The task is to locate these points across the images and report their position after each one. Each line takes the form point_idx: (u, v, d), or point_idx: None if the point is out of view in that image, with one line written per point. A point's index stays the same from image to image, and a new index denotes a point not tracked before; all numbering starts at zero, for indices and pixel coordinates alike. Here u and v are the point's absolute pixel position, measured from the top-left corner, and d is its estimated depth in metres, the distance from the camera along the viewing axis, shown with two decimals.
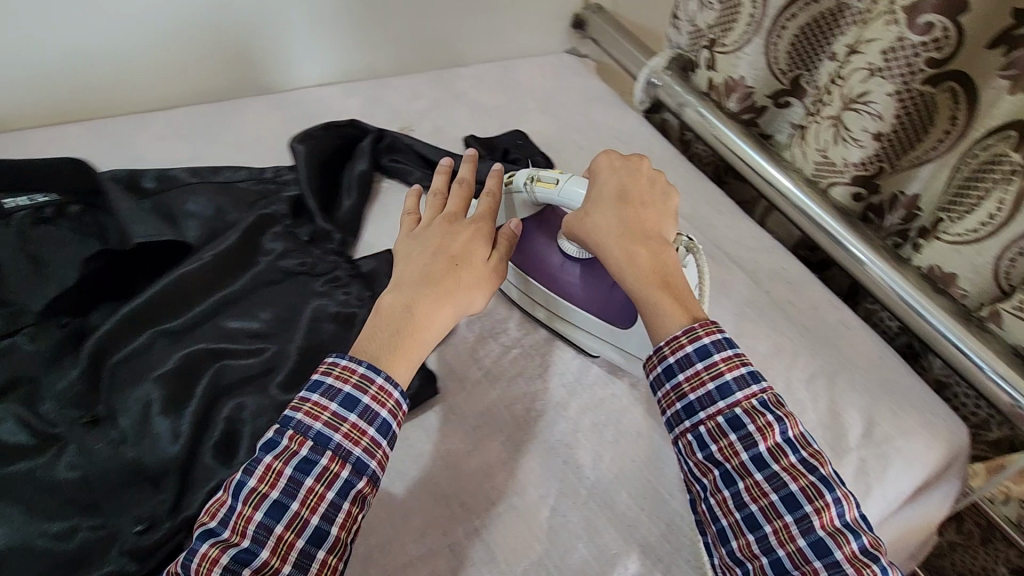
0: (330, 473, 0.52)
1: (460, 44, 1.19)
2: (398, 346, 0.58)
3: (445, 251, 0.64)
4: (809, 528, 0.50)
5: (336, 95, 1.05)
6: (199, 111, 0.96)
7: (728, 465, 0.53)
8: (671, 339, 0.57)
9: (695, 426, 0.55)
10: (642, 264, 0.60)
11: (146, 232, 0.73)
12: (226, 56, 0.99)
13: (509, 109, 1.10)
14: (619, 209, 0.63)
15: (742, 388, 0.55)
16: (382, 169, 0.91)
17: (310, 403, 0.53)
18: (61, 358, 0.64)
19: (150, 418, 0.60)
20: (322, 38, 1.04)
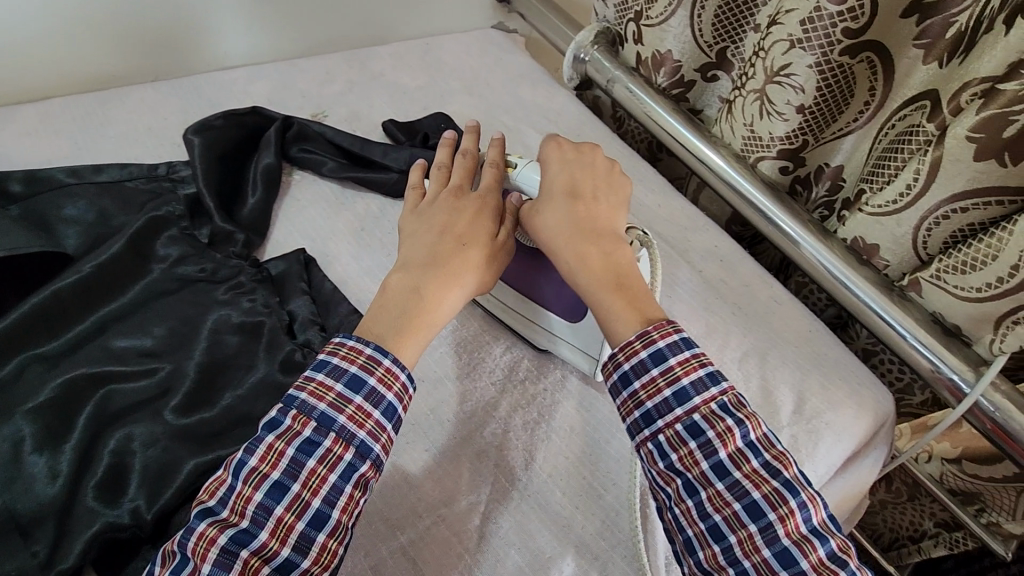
0: (333, 456, 0.48)
1: (376, 21, 1.11)
2: (406, 331, 0.54)
3: (452, 229, 0.60)
4: (774, 537, 0.47)
5: (239, 80, 0.96)
6: (78, 103, 0.86)
7: (689, 475, 0.50)
8: (625, 345, 0.53)
9: (655, 435, 0.51)
10: (593, 266, 0.57)
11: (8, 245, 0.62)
12: (107, 39, 0.88)
13: (432, 90, 1.04)
14: (568, 206, 0.60)
15: (700, 392, 0.51)
16: (292, 160, 0.84)
17: (314, 383, 0.49)
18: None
19: (22, 457, 0.53)
20: (219, 17, 0.95)
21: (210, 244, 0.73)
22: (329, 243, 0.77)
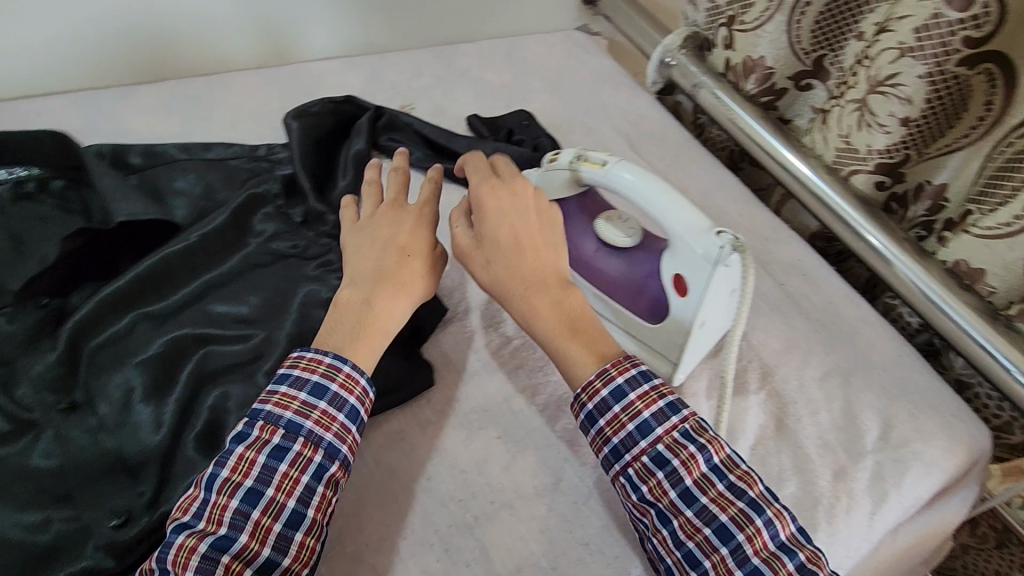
0: (302, 459, 0.51)
1: (465, 20, 1.14)
2: (359, 339, 0.56)
3: (394, 242, 0.60)
4: (744, 558, 0.49)
5: (333, 71, 1.01)
6: (191, 85, 0.93)
7: (659, 504, 0.52)
8: (586, 386, 0.55)
9: (624, 468, 0.53)
10: (546, 302, 0.57)
11: (128, 210, 0.69)
12: (221, 28, 0.95)
13: (514, 88, 1.06)
14: (511, 255, 0.58)
15: (662, 423, 0.53)
16: (380, 148, 0.87)
17: (278, 393, 0.52)
18: (40, 339, 0.61)
19: (131, 406, 0.57)
20: (321, 10, 1.00)
21: (302, 223, 0.76)
22: None
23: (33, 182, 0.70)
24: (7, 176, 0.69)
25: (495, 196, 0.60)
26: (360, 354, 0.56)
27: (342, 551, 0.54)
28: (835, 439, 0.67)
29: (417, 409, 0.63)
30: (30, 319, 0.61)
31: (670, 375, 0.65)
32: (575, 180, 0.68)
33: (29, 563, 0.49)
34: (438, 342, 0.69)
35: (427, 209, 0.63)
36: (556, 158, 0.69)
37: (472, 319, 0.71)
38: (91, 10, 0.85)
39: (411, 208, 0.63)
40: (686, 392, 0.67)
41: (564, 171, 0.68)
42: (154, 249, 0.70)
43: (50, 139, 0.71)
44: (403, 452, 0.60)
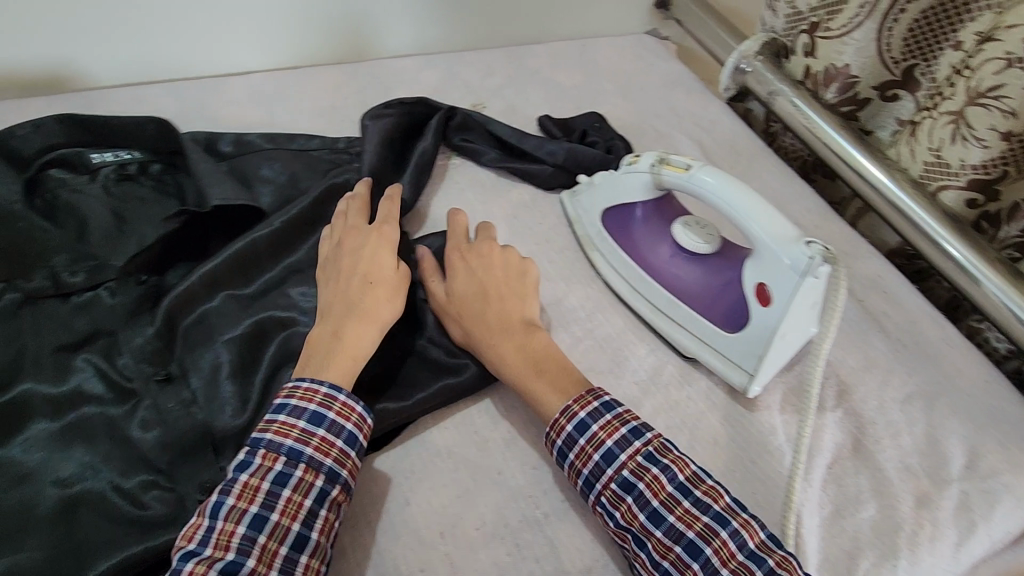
0: (303, 485, 0.51)
1: (537, 22, 1.15)
2: (326, 365, 0.56)
3: (358, 270, 0.63)
4: (714, 571, 0.49)
5: (408, 70, 1.03)
6: (276, 79, 0.96)
7: (633, 528, 0.52)
8: (553, 424, 0.57)
9: (597, 497, 0.54)
10: (507, 343, 0.61)
11: (224, 194, 0.71)
12: (306, 23, 0.97)
13: (585, 90, 1.06)
14: (480, 301, 0.64)
15: (624, 449, 0.54)
16: (451, 146, 0.87)
17: (278, 421, 0.52)
18: (139, 313, 0.64)
19: (219, 382, 0.60)
20: (401, 8, 1.02)
21: None
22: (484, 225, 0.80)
23: (135, 165, 0.74)
24: (112, 159, 0.73)
25: (463, 257, 0.68)
26: (333, 375, 0.56)
27: (414, 536, 0.54)
28: (919, 464, 0.64)
29: (489, 403, 0.64)
30: (130, 294, 0.65)
31: (746, 387, 0.63)
32: (655, 184, 0.68)
33: (126, 525, 0.52)
34: None
35: (388, 239, 0.67)
36: (636, 161, 0.69)
37: (544, 318, 0.71)
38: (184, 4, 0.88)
39: (375, 238, 0.66)
40: (761, 405, 0.65)
41: (646, 174, 0.68)
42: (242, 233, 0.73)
43: (156, 129, 0.75)
44: (476, 444, 0.60)
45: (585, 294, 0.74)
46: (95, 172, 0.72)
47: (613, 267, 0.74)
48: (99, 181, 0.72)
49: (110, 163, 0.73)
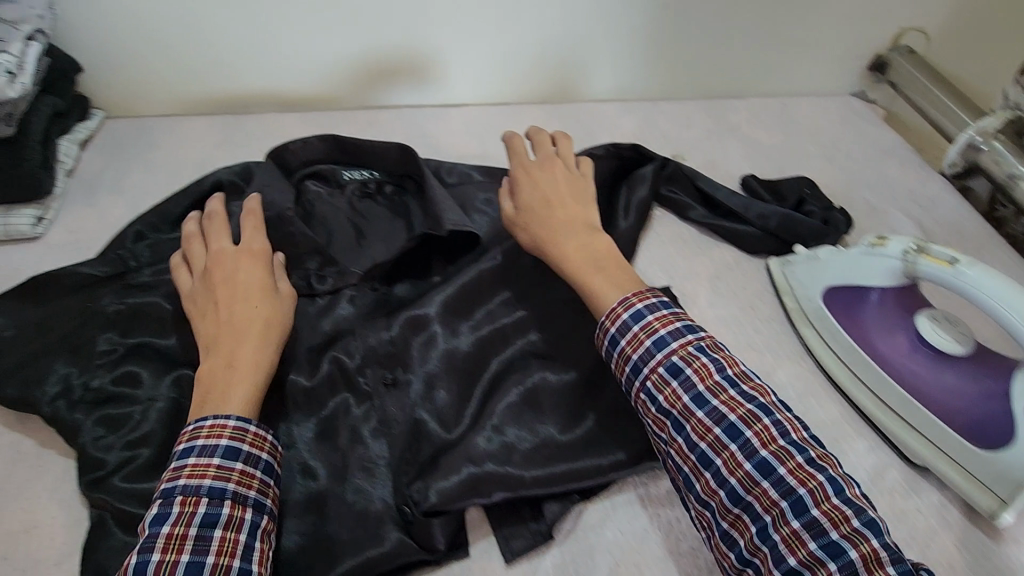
0: (232, 522, 0.50)
1: (742, 77, 1.11)
2: (225, 398, 0.55)
3: (239, 297, 0.62)
4: (753, 452, 0.54)
5: (608, 116, 1.04)
6: (487, 115, 1.02)
7: (675, 411, 0.57)
8: (610, 311, 0.62)
9: (643, 382, 0.59)
10: (571, 247, 0.68)
11: (455, 217, 0.73)
12: (522, 66, 1.01)
13: (789, 151, 1.01)
14: (549, 201, 0.71)
15: (676, 338, 0.60)
16: (657, 198, 0.87)
17: (191, 464, 0.51)
18: (375, 317, 0.69)
19: (432, 395, 0.63)
20: (614, 56, 1.02)
21: None
22: (688, 283, 0.78)
23: (374, 183, 0.81)
24: (358, 177, 0.81)
25: (530, 173, 0.75)
26: (237, 405, 0.55)
27: None
28: None
29: None
30: (366, 300, 0.71)
31: (997, 514, 0.57)
32: (904, 271, 0.64)
33: (357, 523, 0.56)
34: None
35: (257, 258, 0.65)
36: (885, 243, 0.65)
37: None
38: (425, 45, 0.95)
39: (243, 261, 0.65)
40: (1004, 535, 0.58)
41: (895, 261, 0.64)
42: (461, 260, 0.76)
43: (399, 153, 0.79)
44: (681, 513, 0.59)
45: (795, 371, 0.70)
46: (343, 188, 0.81)
47: (831, 351, 0.70)
48: (346, 196, 0.80)
49: (356, 181, 0.81)
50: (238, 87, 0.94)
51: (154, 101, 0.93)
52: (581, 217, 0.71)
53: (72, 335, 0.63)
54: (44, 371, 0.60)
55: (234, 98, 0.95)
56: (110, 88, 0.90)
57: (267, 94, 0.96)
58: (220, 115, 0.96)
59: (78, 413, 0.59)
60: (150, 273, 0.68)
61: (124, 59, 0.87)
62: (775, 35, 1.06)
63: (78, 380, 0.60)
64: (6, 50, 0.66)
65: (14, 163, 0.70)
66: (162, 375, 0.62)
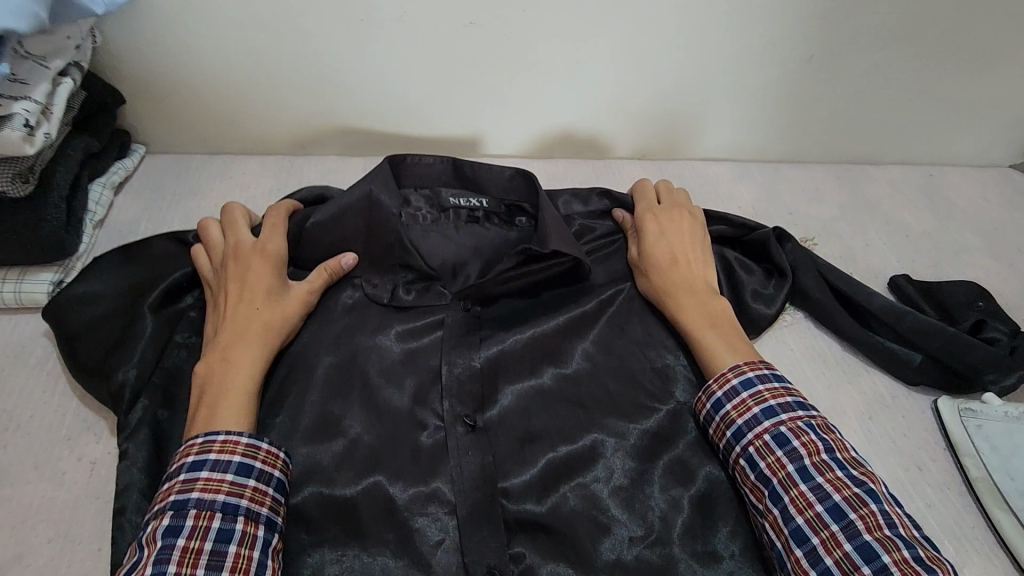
0: (246, 541, 0.46)
1: (885, 140, 0.92)
2: (219, 403, 0.52)
3: (246, 293, 0.58)
4: (855, 533, 0.47)
5: (721, 181, 0.89)
6: (577, 172, 0.87)
7: (775, 480, 0.51)
8: (718, 374, 0.57)
9: (743, 448, 0.53)
10: (686, 297, 0.63)
11: (563, 245, 0.63)
12: (623, 116, 0.85)
13: (945, 240, 0.83)
14: (673, 251, 0.66)
15: (786, 411, 0.54)
16: (797, 299, 0.70)
17: (203, 478, 0.47)
18: (462, 339, 0.61)
19: (527, 453, 0.55)
20: (733, 110, 0.86)
21: None
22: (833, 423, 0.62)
23: (483, 212, 0.72)
24: (466, 203, 0.72)
25: (657, 217, 0.69)
26: (232, 420, 0.51)
27: None
28: None
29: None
30: (455, 320, 0.62)
31: None
32: None
33: None
34: None
35: (272, 254, 0.61)
36: None
37: None
38: (511, 93, 0.81)
39: (256, 257, 0.60)
40: None
41: None
42: (557, 286, 0.67)
43: (524, 183, 0.69)
44: None
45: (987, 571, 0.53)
46: (448, 212, 0.72)
47: None
48: (452, 222, 0.72)
49: (462, 206, 0.72)
50: (299, 126, 0.82)
51: (203, 137, 0.81)
52: (704, 279, 0.65)
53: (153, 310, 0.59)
54: (125, 338, 0.57)
55: (294, 138, 0.83)
56: (154, 121, 0.78)
57: (330, 134, 0.83)
58: (276, 156, 0.84)
59: (141, 398, 0.54)
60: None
61: (171, 91, 0.76)
62: (936, 96, 0.87)
63: (153, 357, 0.56)
64: (28, 96, 0.54)
65: (31, 225, 0.60)
66: None
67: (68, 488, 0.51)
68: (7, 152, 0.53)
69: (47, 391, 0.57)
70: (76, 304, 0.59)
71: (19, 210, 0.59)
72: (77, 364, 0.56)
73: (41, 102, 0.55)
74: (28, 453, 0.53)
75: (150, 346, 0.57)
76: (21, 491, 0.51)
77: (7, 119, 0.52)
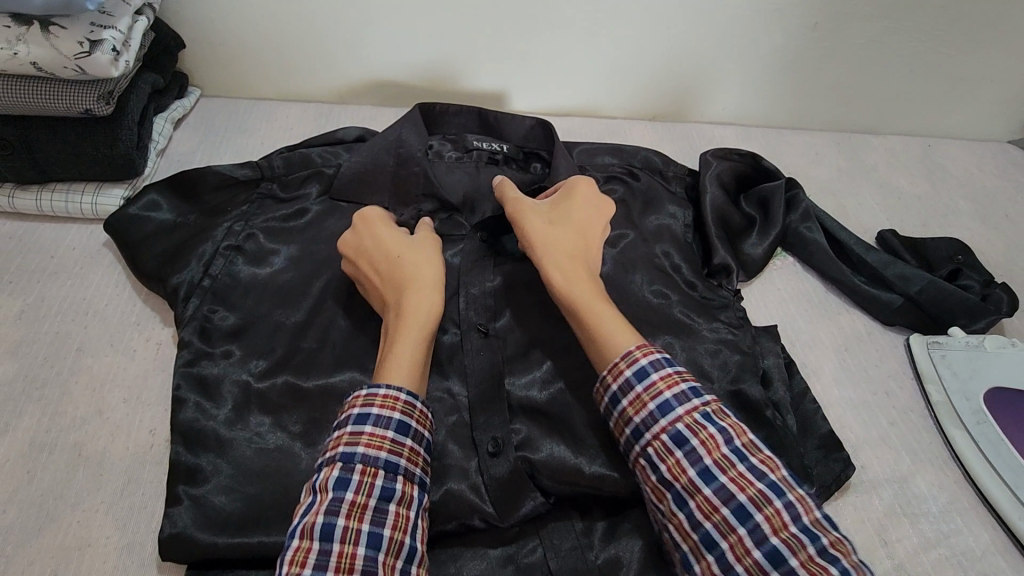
0: (406, 499, 0.49)
1: (887, 111, 0.97)
2: (396, 346, 0.56)
3: (386, 254, 0.62)
4: (762, 537, 0.46)
5: (725, 144, 0.95)
6: (590, 130, 0.94)
7: (678, 485, 0.49)
8: (612, 367, 0.54)
9: (645, 449, 0.51)
10: (577, 269, 0.60)
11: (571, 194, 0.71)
12: (636, 79, 0.91)
13: (936, 204, 0.88)
14: (568, 229, 0.63)
15: (682, 404, 0.51)
16: (786, 244, 0.78)
17: (370, 433, 0.49)
18: (481, 262, 0.69)
19: (530, 355, 0.64)
20: (741, 76, 0.91)
21: (704, 301, 0.70)
22: (811, 353, 0.68)
23: (502, 155, 0.81)
24: (487, 146, 0.81)
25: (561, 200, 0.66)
26: (409, 357, 0.55)
27: None
28: None
29: None
30: (474, 247, 0.70)
31: None
32: None
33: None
34: (837, 510, 0.57)
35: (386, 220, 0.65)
36: None
37: (883, 497, 0.57)
38: (531, 50, 0.87)
39: (378, 223, 0.65)
40: None
41: None
42: None
43: (543, 133, 0.79)
44: None
45: (939, 477, 0.59)
46: (470, 153, 0.81)
47: (987, 463, 0.59)
48: (473, 161, 0.81)
49: (484, 149, 0.81)
50: (337, 77, 0.90)
51: (251, 83, 0.89)
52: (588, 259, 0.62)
53: (203, 229, 0.68)
54: (180, 249, 0.66)
55: (332, 89, 0.91)
56: (207, 67, 0.87)
57: (364, 86, 0.91)
58: (315, 104, 0.92)
59: (192, 299, 0.63)
60: (282, 191, 0.72)
61: (224, 38, 0.84)
62: (939, 69, 0.91)
63: (202, 265, 0.65)
64: (114, 26, 0.62)
65: (109, 142, 0.68)
66: (237, 376, 0.60)
67: (138, 361, 0.60)
68: (95, 73, 0.61)
69: (119, 286, 0.66)
70: (139, 221, 0.68)
71: (96, 129, 0.68)
72: (139, 270, 0.65)
73: (124, 33, 0.63)
74: (104, 333, 0.62)
75: (200, 257, 0.65)
76: (99, 362, 0.60)
77: (97, 43, 0.61)
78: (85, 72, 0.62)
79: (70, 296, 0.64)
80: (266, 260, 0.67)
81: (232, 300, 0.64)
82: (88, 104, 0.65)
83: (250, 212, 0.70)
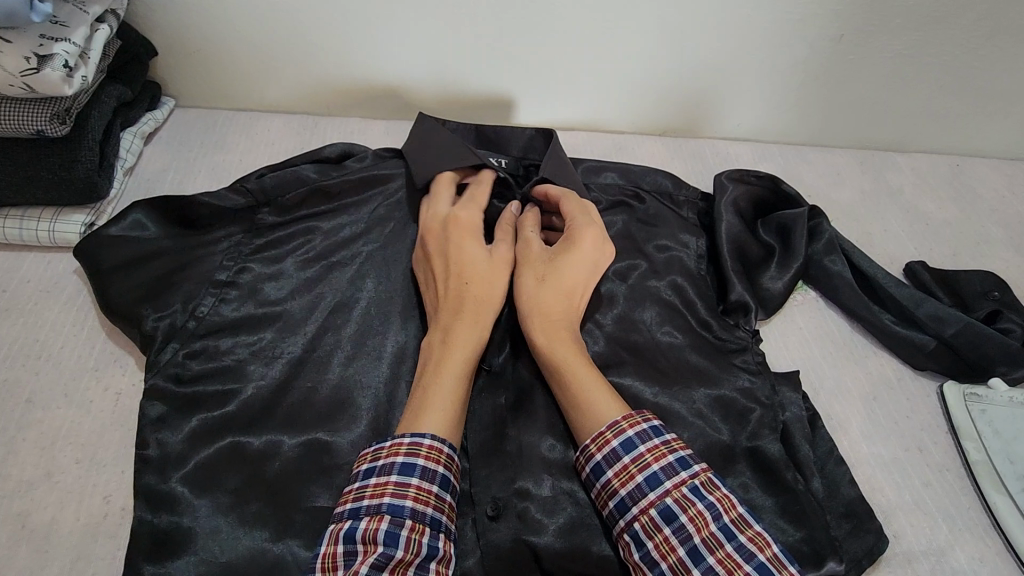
0: (446, 558, 0.48)
1: (913, 129, 0.90)
2: (439, 383, 0.54)
3: (456, 269, 0.60)
4: None
5: (740, 163, 0.88)
6: (597, 146, 0.88)
7: (664, 565, 0.46)
8: (596, 435, 0.52)
9: (629, 523, 0.49)
10: (559, 336, 0.58)
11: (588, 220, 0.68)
12: (646, 92, 0.85)
13: (967, 232, 0.82)
14: (558, 286, 0.60)
15: (670, 477, 0.49)
16: (807, 276, 0.72)
17: (420, 488, 0.48)
18: None
19: (533, 394, 0.60)
20: (759, 90, 0.84)
21: (719, 345, 0.64)
22: (837, 403, 0.63)
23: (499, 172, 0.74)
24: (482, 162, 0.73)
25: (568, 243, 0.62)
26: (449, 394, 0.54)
27: None
28: None
29: None
30: None
31: None
32: None
33: None
34: None
35: (467, 224, 0.63)
36: None
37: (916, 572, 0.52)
38: (530, 58, 0.80)
39: (459, 227, 0.63)
40: None
41: None
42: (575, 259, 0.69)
43: (544, 142, 0.75)
44: None
45: (978, 549, 0.54)
46: None
47: None
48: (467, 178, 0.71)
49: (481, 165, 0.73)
50: (324, 87, 0.83)
51: (231, 94, 0.83)
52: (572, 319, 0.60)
53: (190, 261, 0.62)
54: (160, 288, 0.60)
55: (318, 100, 0.85)
56: (182, 76, 0.80)
57: (353, 98, 0.85)
58: (301, 116, 0.85)
59: (171, 342, 0.58)
60: (277, 214, 0.67)
61: (199, 46, 0.77)
62: (972, 86, 0.84)
63: (184, 307, 0.60)
64: (68, 38, 0.56)
65: (66, 164, 0.62)
66: (207, 433, 0.54)
67: (95, 414, 0.55)
68: (46, 91, 0.55)
69: (77, 325, 0.60)
70: (113, 247, 0.61)
71: (53, 151, 0.62)
72: (107, 306, 0.59)
73: (80, 45, 0.57)
74: (59, 380, 0.56)
75: (186, 295, 0.60)
76: (51, 415, 0.54)
77: (47, 58, 0.54)
78: (36, 90, 0.55)
79: (22, 336, 0.59)
80: (260, 298, 0.62)
81: (210, 346, 0.59)
82: (41, 124, 0.59)
83: (241, 244, 0.65)
